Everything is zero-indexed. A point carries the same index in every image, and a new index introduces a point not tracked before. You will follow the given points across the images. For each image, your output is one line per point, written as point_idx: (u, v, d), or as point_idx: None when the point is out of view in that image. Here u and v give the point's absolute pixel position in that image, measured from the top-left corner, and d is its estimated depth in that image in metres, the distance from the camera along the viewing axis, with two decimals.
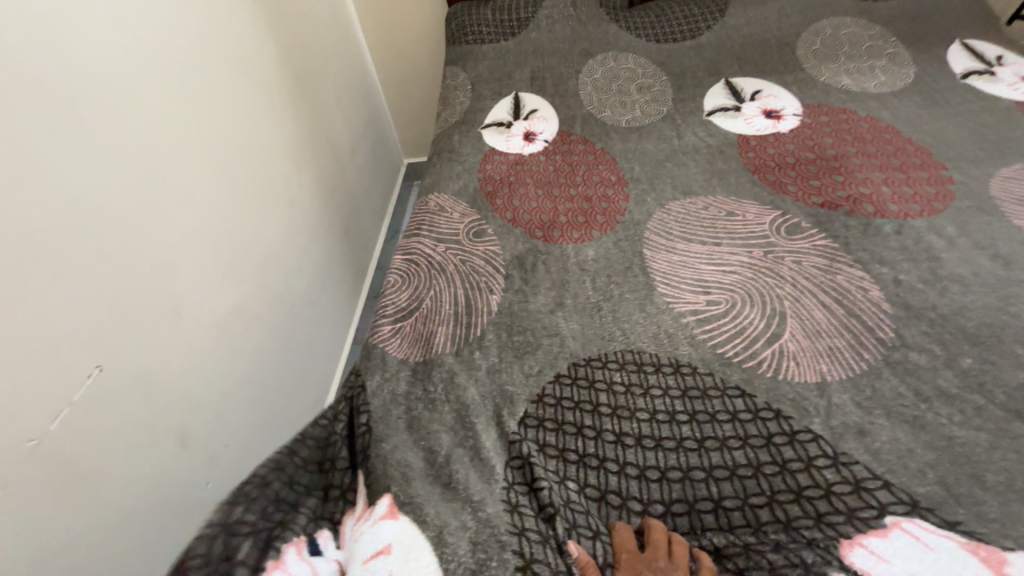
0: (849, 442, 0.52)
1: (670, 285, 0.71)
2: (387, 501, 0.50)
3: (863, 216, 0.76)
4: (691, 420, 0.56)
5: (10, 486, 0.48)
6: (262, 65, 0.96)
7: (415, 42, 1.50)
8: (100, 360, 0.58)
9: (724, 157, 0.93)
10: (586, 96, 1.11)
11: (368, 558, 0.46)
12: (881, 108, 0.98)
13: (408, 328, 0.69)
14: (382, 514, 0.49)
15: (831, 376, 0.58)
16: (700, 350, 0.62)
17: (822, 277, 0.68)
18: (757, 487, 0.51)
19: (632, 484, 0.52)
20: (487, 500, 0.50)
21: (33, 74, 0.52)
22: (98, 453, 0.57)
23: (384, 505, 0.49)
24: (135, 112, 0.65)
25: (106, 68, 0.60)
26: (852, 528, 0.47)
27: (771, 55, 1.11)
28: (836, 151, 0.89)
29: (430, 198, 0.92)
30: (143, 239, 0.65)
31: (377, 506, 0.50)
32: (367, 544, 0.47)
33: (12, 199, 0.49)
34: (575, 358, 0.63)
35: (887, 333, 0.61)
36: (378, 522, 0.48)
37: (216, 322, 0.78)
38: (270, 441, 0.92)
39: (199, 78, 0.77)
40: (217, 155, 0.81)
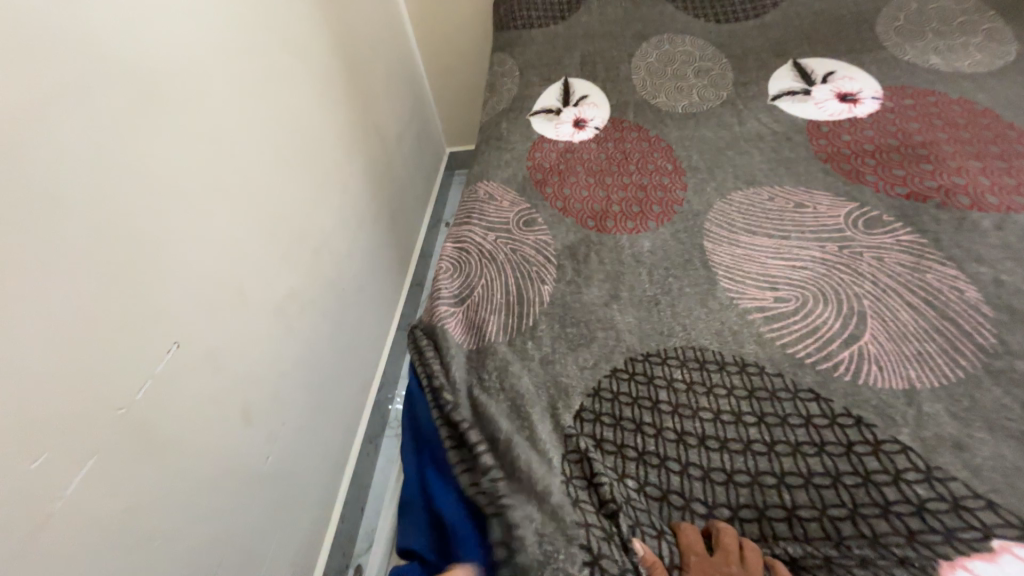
0: (943, 455, 0.48)
1: (734, 280, 0.67)
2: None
3: (957, 208, 0.69)
4: (759, 422, 0.53)
5: (102, 448, 0.52)
6: (318, 53, 0.98)
7: (460, 28, 1.49)
8: (175, 335, 0.61)
9: (792, 144, 0.87)
10: (639, 81, 1.06)
11: None
12: (976, 90, 0.89)
13: (461, 315, 0.69)
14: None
15: (920, 383, 0.53)
16: (768, 349, 0.59)
17: (908, 275, 0.62)
18: (837, 497, 0.47)
19: (696, 485, 0.50)
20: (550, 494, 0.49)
21: (119, 65, 0.55)
22: (174, 424, 0.61)
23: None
24: (204, 97, 0.67)
25: (179, 58, 0.63)
26: (952, 550, 0.43)
27: (845, 33, 1.02)
28: (923, 138, 0.81)
29: (479, 185, 0.91)
30: (212, 223, 0.68)
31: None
32: None
33: (102, 185, 0.53)
34: (632, 353, 0.61)
35: (988, 339, 0.56)
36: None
37: (275, 303, 0.82)
38: (324, 420, 0.96)
39: (261, 67, 0.80)
40: (276, 142, 0.83)
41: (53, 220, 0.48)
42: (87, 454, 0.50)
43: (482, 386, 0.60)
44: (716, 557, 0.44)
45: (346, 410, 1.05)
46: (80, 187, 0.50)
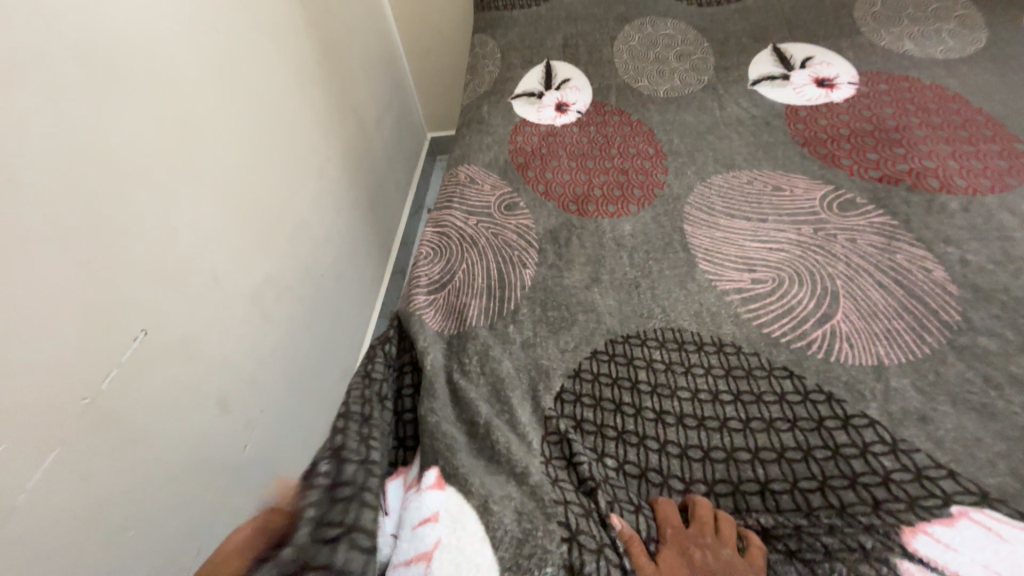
0: (909, 428, 0.50)
1: (712, 263, 0.68)
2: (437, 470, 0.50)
3: (926, 191, 0.71)
4: (736, 400, 0.54)
5: (67, 438, 0.50)
6: (292, 29, 0.94)
7: (441, 9, 1.45)
8: (144, 323, 0.59)
9: (771, 129, 0.87)
10: (621, 65, 1.05)
11: (416, 524, 0.46)
12: (947, 76, 0.90)
13: (441, 300, 0.68)
14: (433, 485, 0.49)
15: (889, 360, 0.55)
16: (745, 329, 0.60)
17: (879, 256, 0.64)
18: (808, 471, 0.49)
19: (673, 463, 0.51)
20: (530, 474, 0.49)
21: (77, 36, 0.51)
22: (147, 414, 0.59)
23: (433, 476, 0.49)
24: (172, 73, 0.64)
25: (143, 31, 0.60)
26: (913, 516, 0.44)
27: (824, 18, 1.03)
28: (896, 123, 0.82)
29: (459, 169, 0.90)
30: (183, 206, 0.66)
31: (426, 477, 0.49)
32: (413, 511, 0.47)
33: (63, 165, 0.50)
34: (612, 335, 0.61)
35: (952, 316, 0.57)
36: (428, 493, 0.48)
37: (251, 290, 0.79)
38: (303, 409, 0.94)
39: (231, 42, 0.76)
40: (250, 122, 0.80)
41: (9, 199, 0.45)
42: (52, 445, 0.48)
43: (460, 369, 0.60)
44: (693, 530, 0.45)
45: (326, 399, 1.04)
46: (36, 164, 0.47)
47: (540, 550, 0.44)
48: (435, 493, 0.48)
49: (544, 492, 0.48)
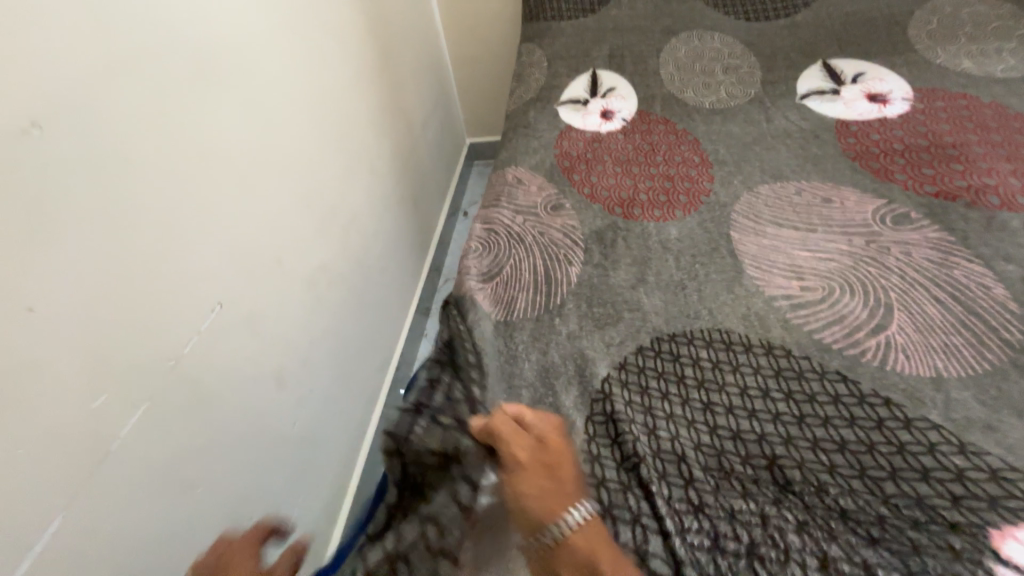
0: (974, 437, 0.49)
1: (760, 269, 0.68)
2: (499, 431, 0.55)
3: (987, 208, 0.70)
4: (788, 397, 0.54)
5: (153, 396, 0.54)
6: (355, 34, 1.00)
7: (487, 19, 1.50)
8: (219, 297, 0.64)
9: (819, 142, 0.87)
10: (667, 76, 1.07)
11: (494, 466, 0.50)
12: (1008, 95, 0.89)
13: (490, 290, 0.70)
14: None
15: (948, 372, 0.54)
16: (795, 335, 0.60)
17: (936, 270, 0.63)
18: (875, 462, 0.49)
19: (726, 443, 0.51)
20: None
21: (182, 36, 0.58)
22: (217, 381, 0.64)
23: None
24: (251, 72, 0.70)
25: (234, 33, 0.66)
26: (998, 518, 0.44)
27: (876, 35, 1.02)
28: (953, 139, 0.81)
29: (507, 170, 0.93)
30: (256, 191, 0.71)
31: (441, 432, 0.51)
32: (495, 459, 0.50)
33: (166, 148, 0.56)
34: (658, 333, 0.62)
35: (1014, 334, 0.56)
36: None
37: (308, 273, 0.84)
38: (346, 391, 0.98)
39: (303, 44, 0.82)
40: (315, 119, 0.86)
41: (116, 179, 0.50)
42: (141, 400, 0.53)
43: (511, 354, 0.63)
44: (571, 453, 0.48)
45: (366, 386, 1.08)
46: (146, 147, 0.53)
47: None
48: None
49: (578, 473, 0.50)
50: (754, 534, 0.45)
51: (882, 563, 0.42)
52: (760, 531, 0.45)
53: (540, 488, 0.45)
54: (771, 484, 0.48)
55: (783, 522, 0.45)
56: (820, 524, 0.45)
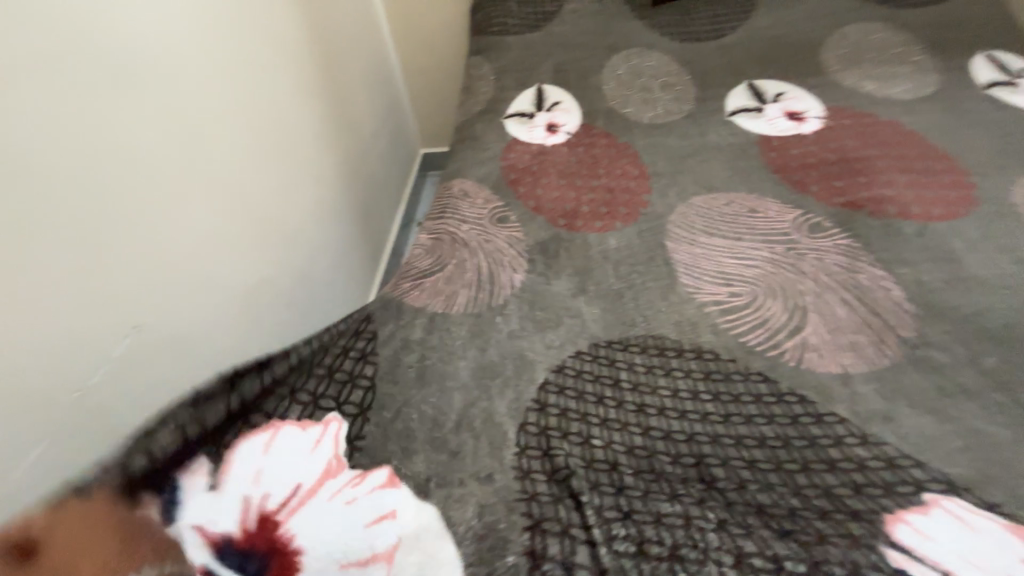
0: (876, 427, 0.54)
1: (693, 277, 0.72)
2: (339, 436, 0.54)
3: (886, 217, 0.77)
4: (715, 398, 0.57)
5: (52, 433, 0.50)
6: (294, 41, 0.97)
7: (436, 30, 1.51)
8: (135, 320, 0.59)
9: (747, 156, 0.94)
10: (609, 91, 1.12)
11: (371, 521, 0.49)
12: (905, 114, 0.99)
13: (430, 284, 0.70)
14: (380, 479, 0.51)
15: (855, 369, 0.59)
16: (723, 338, 0.63)
17: (844, 274, 0.69)
18: (790, 456, 0.52)
19: (658, 444, 0.53)
20: (499, 471, 0.52)
21: (96, 44, 0.54)
22: (134, 412, 0.59)
23: (375, 475, 0.51)
24: (179, 82, 0.66)
25: (157, 41, 0.62)
26: (893, 504, 0.48)
27: (795, 58, 1.12)
28: (860, 154, 0.89)
29: (453, 182, 0.93)
30: (183, 207, 0.67)
31: (258, 436, 0.52)
32: (372, 507, 0.49)
33: (74, 163, 0.51)
34: (596, 339, 0.64)
35: (909, 331, 0.62)
36: (369, 495, 0.50)
37: (244, 291, 0.80)
38: None
39: (235, 51, 0.78)
40: (250, 128, 0.82)
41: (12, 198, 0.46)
42: (36, 438, 0.48)
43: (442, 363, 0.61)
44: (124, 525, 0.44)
45: None
46: (49, 163, 0.49)
47: (502, 541, 0.47)
48: (338, 474, 0.51)
49: (510, 488, 0.51)
50: (677, 536, 0.46)
51: (790, 555, 0.45)
52: (682, 532, 0.47)
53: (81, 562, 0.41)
54: (697, 483, 0.50)
55: (704, 522, 0.47)
56: (738, 521, 0.47)
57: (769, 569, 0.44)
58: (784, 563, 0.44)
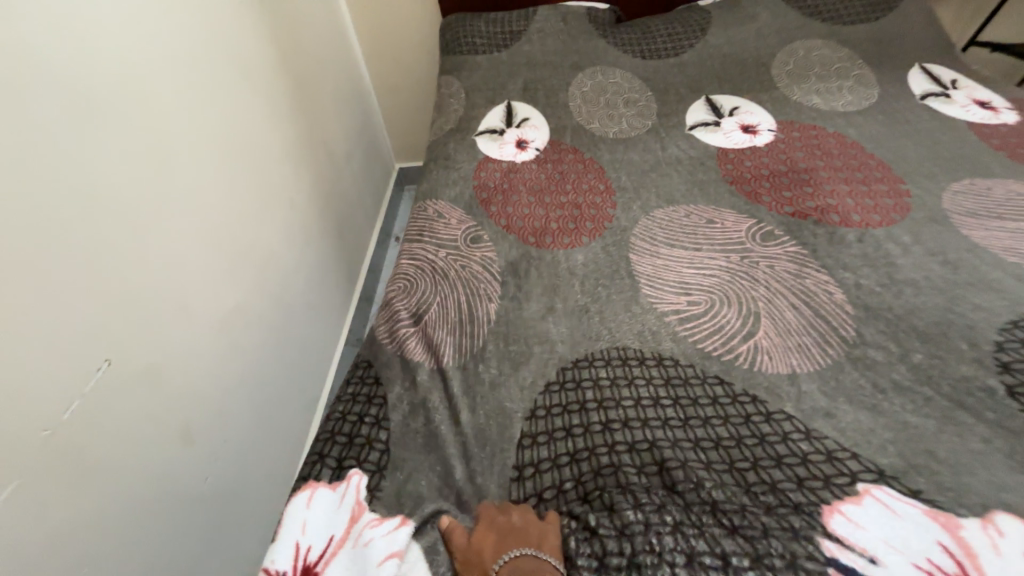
0: (818, 421, 0.58)
1: (654, 288, 0.76)
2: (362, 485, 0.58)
3: (830, 225, 0.82)
4: (674, 403, 0.61)
5: (24, 475, 0.50)
6: (262, 66, 0.98)
7: (407, 51, 1.54)
8: (110, 352, 0.60)
9: (704, 168, 0.99)
10: (575, 107, 1.16)
11: (378, 562, 0.51)
12: (847, 126, 1.06)
13: (419, 333, 0.73)
14: (396, 524, 0.54)
15: (800, 368, 0.64)
16: (681, 344, 0.68)
17: (793, 280, 0.74)
18: (742, 454, 0.56)
19: (623, 458, 0.57)
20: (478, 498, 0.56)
21: (61, 85, 0.55)
22: (108, 447, 0.59)
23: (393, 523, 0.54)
24: (147, 116, 0.67)
25: (124, 77, 0.63)
26: (831, 496, 0.52)
27: (747, 74, 1.18)
28: (807, 165, 0.96)
29: (427, 204, 0.96)
30: (153, 239, 0.68)
31: (300, 495, 0.58)
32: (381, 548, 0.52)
33: (42, 202, 0.52)
34: (563, 363, 0.67)
35: (849, 331, 0.67)
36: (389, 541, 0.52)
37: (219, 318, 0.80)
38: (264, 439, 0.94)
39: (203, 80, 0.80)
40: (220, 155, 0.83)
41: None
42: (8, 481, 0.48)
43: (425, 410, 0.65)
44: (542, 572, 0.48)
45: (292, 427, 1.04)
46: (17, 203, 0.49)
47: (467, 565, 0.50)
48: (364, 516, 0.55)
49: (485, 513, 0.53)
50: (636, 542, 0.49)
51: (737, 550, 0.48)
52: (641, 539, 0.49)
53: (470, 555, 0.50)
54: (659, 489, 0.54)
55: (662, 525, 0.50)
56: (693, 521, 0.51)
57: (718, 566, 0.47)
58: (731, 558, 0.47)
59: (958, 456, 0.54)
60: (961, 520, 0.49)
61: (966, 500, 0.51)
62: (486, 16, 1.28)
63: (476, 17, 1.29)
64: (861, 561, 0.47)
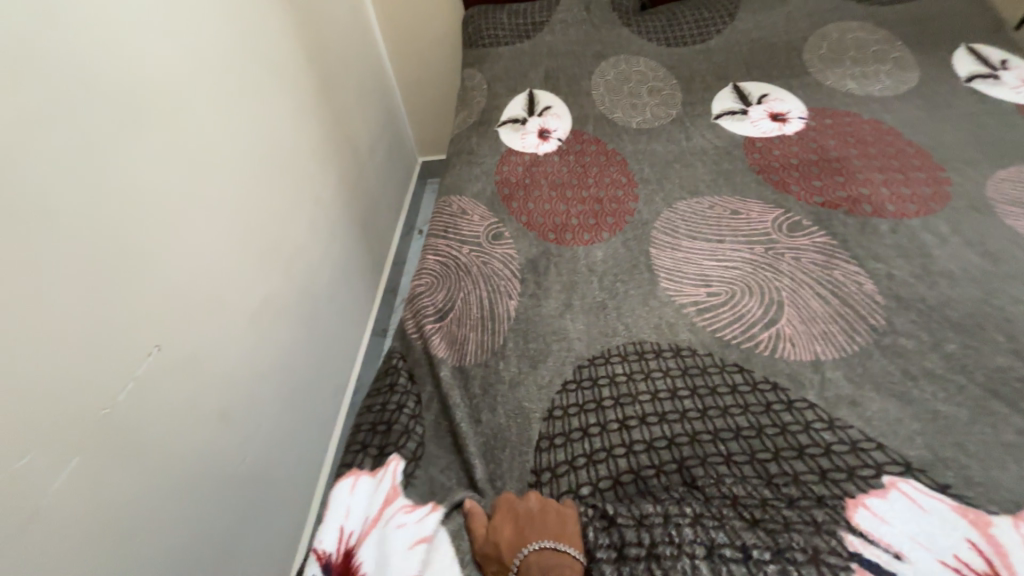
0: (842, 409, 0.58)
1: (674, 280, 0.76)
2: (400, 469, 0.61)
3: (861, 215, 0.80)
4: (693, 394, 0.62)
5: (86, 448, 0.55)
6: (291, 65, 1.02)
7: (430, 46, 1.56)
8: (156, 339, 0.64)
9: (730, 158, 0.97)
10: (598, 97, 1.15)
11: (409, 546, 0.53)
12: (883, 111, 1.01)
13: (444, 331, 0.76)
14: (428, 511, 0.56)
15: (825, 356, 0.63)
16: (700, 335, 0.68)
17: (820, 271, 0.73)
18: (763, 445, 0.56)
19: (641, 455, 0.58)
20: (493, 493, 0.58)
21: (111, 90, 0.59)
22: (157, 425, 0.64)
23: (425, 509, 0.56)
24: (186, 116, 0.71)
25: (162, 79, 0.67)
26: (855, 489, 0.51)
27: (778, 59, 1.15)
28: (838, 154, 0.93)
29: (451, 199, 0.98)
30: (193, 232, 0.72)
31: (345, 481, 0.62)
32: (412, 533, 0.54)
33: (95, 199, 0.56)
34: (580, 360, 0.68)
35: (878, 320, 0.66)
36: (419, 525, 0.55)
37: (252, 307, 0.85)
38: (296, 422, 0.98)
39: (236, 80, 0.83)
40: (253, 152, 0.87)
41: (46, 232, 0.51)
42: (71, 452, 0.53)
43: (446, 408, 0.67)
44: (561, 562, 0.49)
45: (321, 411, 1.09)
46: (73, 200, 0.54)
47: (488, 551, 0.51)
48: (398, 500, 0.58)
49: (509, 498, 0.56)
50: (655, 535, 0.50)
51: (758, 543, 0.48)
52: (661, 531, 0.50)
53: (489, 547, 0.51)
54: (679, 486, 0.55)
55: (681, 517, 0.51)
56: (713, 514, 0.51)
57: (738, 558, 0.47)
58: (752, 551, 0.48)
59: (991, 450, 0.53)
60: (991, 518, 0.48)
61: (996, 495, 0.49)
62: (508, 8, 1.28)
63: (498, 9, 1.29)
64: (885, 556, 0.46)
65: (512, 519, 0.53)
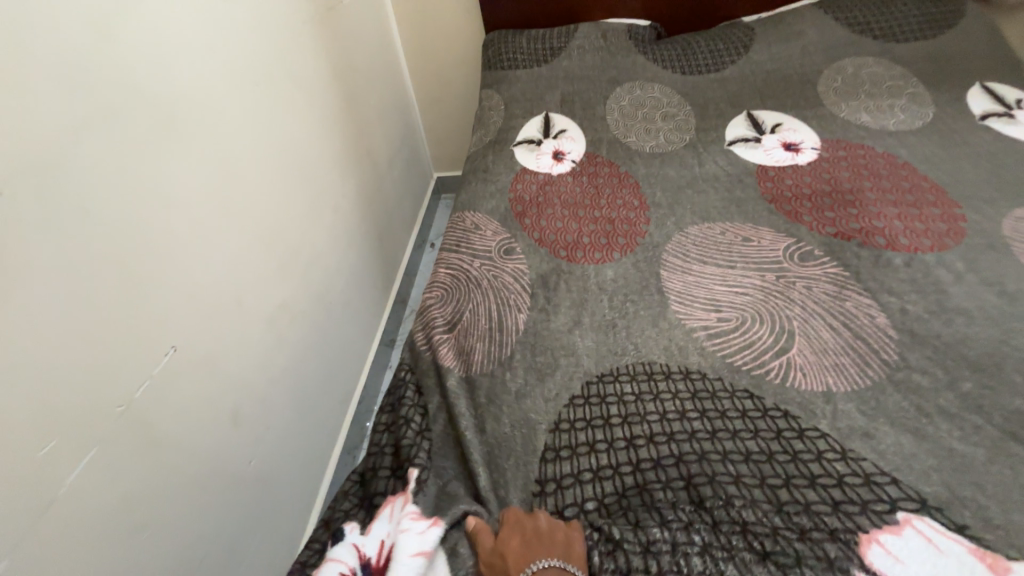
0: (855, 441, 0.57)
1: (684, 303, 0.76)
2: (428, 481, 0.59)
3: (874, 247, 0.80)
4: (702, 416, 0.62)
5: (103, 443, 0.56)
6: (318, 80, 1.06)
7: (451, 66, 1.61)
8: (174, 339, 0.65)
9: (743, 186, 0.98)
10: (613, 121, 1.17)
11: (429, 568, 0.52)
12: (898, 146, 1.02)
13: (453, 342, 0.76)
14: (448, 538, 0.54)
15: (836, 386, 0.63)
16: (710, 359, 0.68)
17: (831, 301, 0.72)
18: (773, 471, 0.56)
19: (649, 475, 0.57)
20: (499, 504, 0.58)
21: (147, 100, 0.62)
22: (171, 423, 0.65)
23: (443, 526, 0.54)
24: (216, 125, 0.74)
25: (197, 90, 0.70)
26: (868, 524, 0.50)
27: (791, 91, 1.17)
28: (852, 186, 0.93)
29: (466, 214, 1.00)
30: (217, 237, 0.74)
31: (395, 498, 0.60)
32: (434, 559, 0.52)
33: (126, 202, 0.59)
34: (588, 376, 0.68)
35: (890, 354, 0.65)
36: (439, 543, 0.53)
37: (269, 312, 0.86)
38: (304, 429, 0.99)
39: (266, 93, 0.87)
40: (277, 161, 0.90)
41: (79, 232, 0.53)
42: (89, 446, 0.54)
43: (452, 417, 0.67)
44: None
45: (328, 418, 1.10)
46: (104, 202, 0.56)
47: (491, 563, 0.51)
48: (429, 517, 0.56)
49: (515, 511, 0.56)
50: (663, 561, 0.49)
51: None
52: (669, 557, 0.50)
53: (494, 559, 0.50)
54: (687, 507, 0.54)
55: (689, 545, 0.50)
56: (722, 544, 0.50)
57: None
58: None
59: (1010, 492, 0.51)
60: (1012, 564, 0.46)
61: (1016, 540, 0.48)
62: (528, 33, 1.32)
63: (518, 34, 1.33)
64: None
65: (521, 535, 0.52)
